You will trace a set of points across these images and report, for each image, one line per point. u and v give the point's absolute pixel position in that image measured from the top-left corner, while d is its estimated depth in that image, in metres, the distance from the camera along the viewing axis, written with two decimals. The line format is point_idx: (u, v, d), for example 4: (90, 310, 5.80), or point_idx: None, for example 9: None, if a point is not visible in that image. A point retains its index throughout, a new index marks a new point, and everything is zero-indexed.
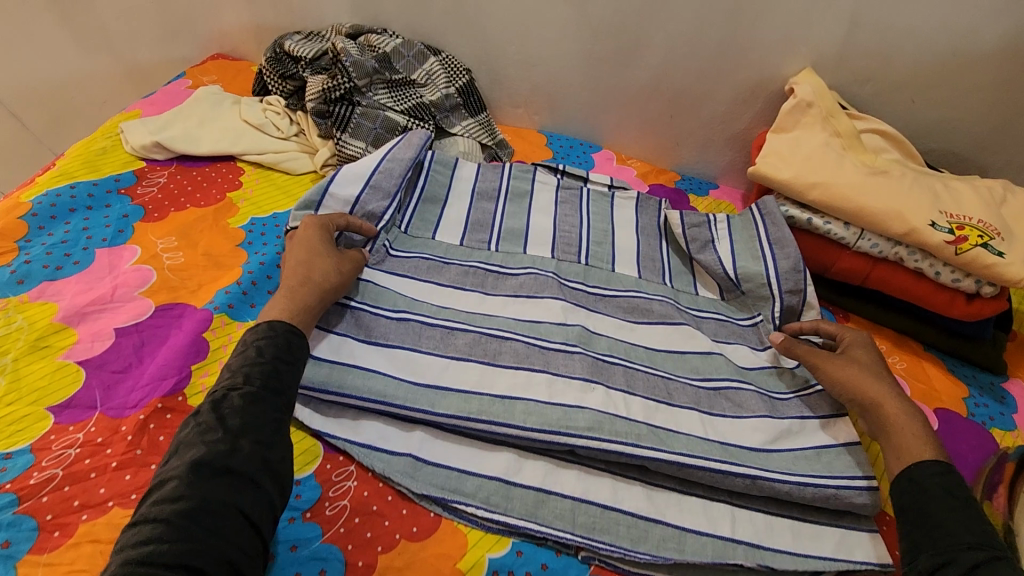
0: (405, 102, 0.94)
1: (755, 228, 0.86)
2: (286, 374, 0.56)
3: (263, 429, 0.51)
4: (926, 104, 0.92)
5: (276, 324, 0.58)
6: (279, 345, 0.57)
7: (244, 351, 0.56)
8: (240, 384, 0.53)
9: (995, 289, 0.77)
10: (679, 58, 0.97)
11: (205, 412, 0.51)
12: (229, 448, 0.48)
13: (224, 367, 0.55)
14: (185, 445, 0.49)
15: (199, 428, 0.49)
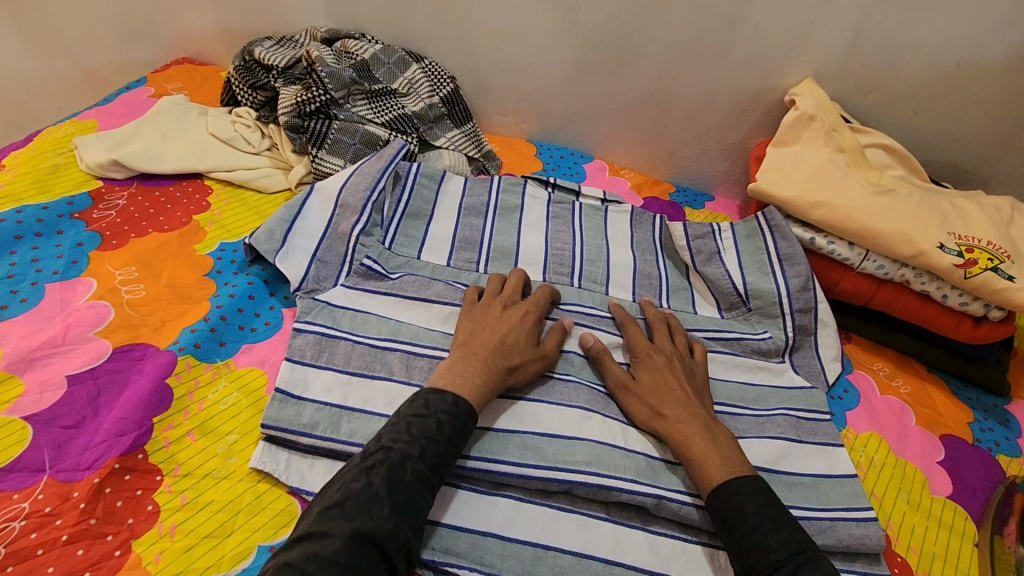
0: (386, 114, 0.88)
1: (762, 239, 0.85)
2: (451, 460, 0.53)
3: (418, 514, 0.49)
4: (929, 116, 0.89)
5: (462, 403, 0.55)
6: (458, 427, 0.54)
7: (427, 418, 0.53)
8: (419, 457, 0.50)
9: (1003, 312, 0.75)
10: (675, 67, 0.93)
11: (379, 472, 0.49)
12: (393, 527, 0.46)
13: (402, 423, 0.53)
14: (352, 501, 0.47)
15: (369, 491, 0.47)
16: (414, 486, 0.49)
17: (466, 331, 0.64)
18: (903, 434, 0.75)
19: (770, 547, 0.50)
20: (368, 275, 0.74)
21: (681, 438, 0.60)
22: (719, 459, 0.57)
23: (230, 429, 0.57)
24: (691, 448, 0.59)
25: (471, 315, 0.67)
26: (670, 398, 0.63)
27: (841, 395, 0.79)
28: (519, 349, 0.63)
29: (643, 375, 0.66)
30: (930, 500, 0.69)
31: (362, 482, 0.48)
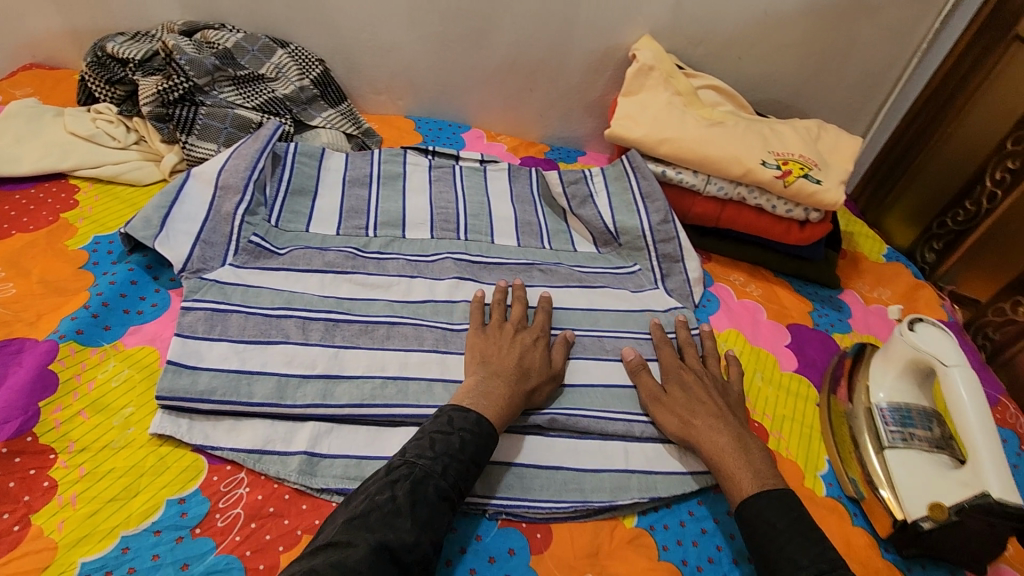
0: (256, 99, 0.90)
1: (628, 180, 0.93)
2: (472, 478, 0.55)
3: (438, 529, 0.51)
4: (750, 59, 1.03)
5: (485, 424, 0.57)
6: (479, 447, 0.56)
7: (450, 436, 0.55)
8: (440, 473, 0.53)
9: (819, 214, 0.89)
10: (531, 35, 1.01)
11: (402, 485, 0.51)
12: (414, 541, 0.49)
13: (425, 440, 0.55)
14: (375, 514, 0.49)
15: (392, 504, 0.50)
16: (435, 503, 0.51)
17: (482, 352, 0.67)
18: (757, 327, 0.87)
19: (801, 563, 0.51)
20: (256, 252, 0.75)
21: (715, 452, 0.61)
22: (752, 474, 0.59)
23: (125, 403, 0.58)
24: (726, 459, 0.60)
25: (485, 335, 0.69)
26: (709, 415, 0.64)
27: (704, 304, 0.90)
28: (536, 370, 0.66)
29: (679, 394, 0.67)
30: (784, 376, 0.81)
31: (386, 494, 0.51)
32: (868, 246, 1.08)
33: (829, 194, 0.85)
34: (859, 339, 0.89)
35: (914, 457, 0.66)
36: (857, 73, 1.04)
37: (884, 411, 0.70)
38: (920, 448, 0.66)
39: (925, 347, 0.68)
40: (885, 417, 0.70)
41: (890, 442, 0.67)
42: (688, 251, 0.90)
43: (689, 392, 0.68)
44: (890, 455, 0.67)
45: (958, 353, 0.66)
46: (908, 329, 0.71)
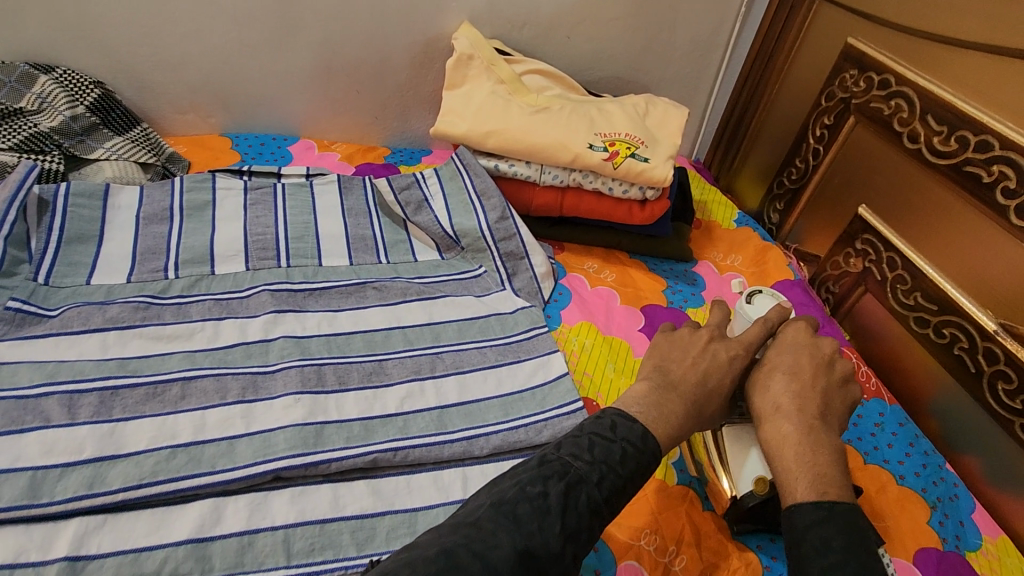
0: (14, 137, 0.77)
1: (462, 179, 0.88)
2: (628, 494, 0.52)
3: (581, 544, 0.47)
4: (577, 39, 1.00)
5: (650, 440, 0.54)
6: (639, 465, 0.53)
7: (611, 444, 0.53)
8: (595, 482, 0.50)
9: (656, 190, 0.87)
10: (342, 32, 0.92)
11: (556, 484, 0.48)
12: (560, 547, 0.46)
13: (586, 440, 0.53)
14: (525, 505, 0.47)
15: (544, 502, 0.47)
16: (586, 514, 0.48)
17: (664, 359, 0.64)
18: (609, 313, 0.85)
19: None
20: (16, 320, 0.64)
21: (775, 439, 0.56)
22: (812, 478, 0.52)
23: None
24: (783, 451, 0.55)
25: (672, 339, 0.66)
26: (791, 395, 0.58)
27: (555, 298, 0.86)
28: (719, 393, 0.62)
29: (778, 354, 0.63)
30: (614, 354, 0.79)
31: (539, 488, 0.48)
32: (720, 213, 1.09)
33: (658, 171, 0.83)
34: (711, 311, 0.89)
35: (747, 433, 0.64)
36: (685, 42, 1.04)
37: None
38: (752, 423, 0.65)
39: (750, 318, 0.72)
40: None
41: (728, 418, 0.65)
42: (533, 246, 0.87)
43: (789, 364, 0.62)
44: (727, 432, 0.65)
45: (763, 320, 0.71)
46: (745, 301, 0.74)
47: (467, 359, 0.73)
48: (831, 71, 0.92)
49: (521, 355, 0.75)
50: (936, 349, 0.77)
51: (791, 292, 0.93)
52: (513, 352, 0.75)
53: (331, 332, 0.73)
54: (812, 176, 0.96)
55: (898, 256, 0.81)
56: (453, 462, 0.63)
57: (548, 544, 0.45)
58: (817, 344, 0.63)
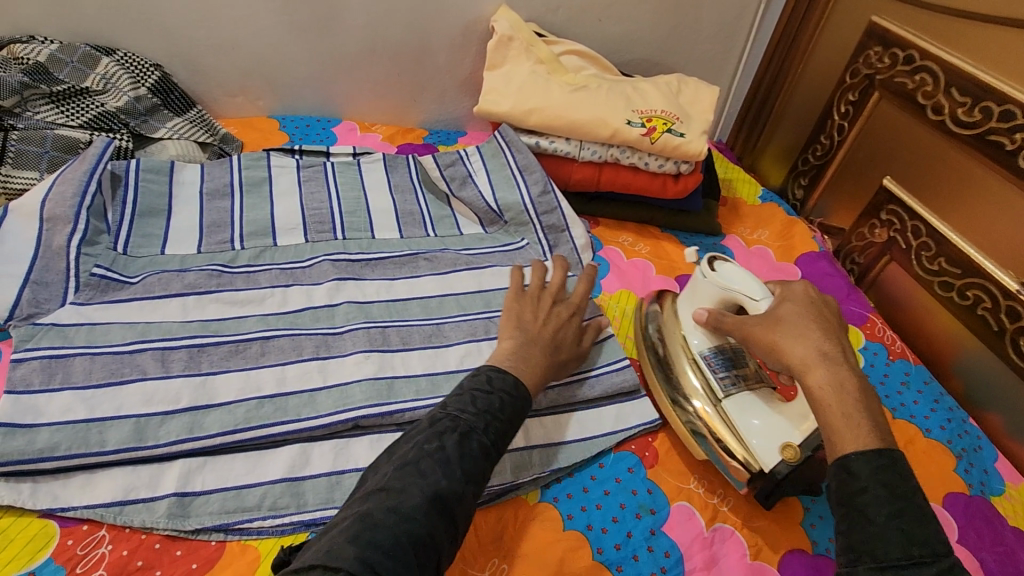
0: (82, 116, 0.81)
1: (504, 156, 0.92)
2: (512, 437, 0.55)
3: (481, 484, 0.50)
4: (609, 21, 1.03)
5: (521, 388, 0.58)
6: (516, 409, 0.56)
7: (490, 395, 0.55)
8: (483, 429, 0.52)
9: (690, 165, 0.92)
10: (384, 16, 0.96)
11: (452, 437, 0.50)
12: (461, 490, 0.48)
13: (467, 395, 0.55)
14: (428, 460, 0.48)
15: (443, 453, 0.49)
16: (481, 458, 0.50)
17: (519, 318, 0.68)
18: (647, 283, 0.89)
19: (914, 539, 0.40)
20: (102, 286, 0.68)
21: (828, 385, 0.49)
22: (872, 423, 0.47)
23: None
24: (841, 396, 0.48)
25: (522, 302, 0.71)
26: (827, 338, 0.53)
27: (595, 268, 0.90)
28: (567, 345, 0.68)
29: (791, 308, 0.57)
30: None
31: (436, 443, 0.50)
32: (745, 190, 1.13)
33: (693, 145, 0.88)
34: None
35: (747, 401, 0.64)
36: (712, 23, 1.07)
37: (708, 359, 0.68)
38: (749, 391, 0.65)
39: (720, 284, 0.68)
40: (711, 365, 0.67)
41: (725, 392, 0.65)
42: (573, 219, 0.91)
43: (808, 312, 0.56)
44: (729, 406, 0.65)
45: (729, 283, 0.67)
46: (710, 270, 0.70)
47: None
48: (855, 49, 0.96)
49: None
50: (961, 311, 0.81)
51: (817, 265, 0.97)
52: None
53: (389, 298, 0.77)
54: (837, 152, 1.00)
55: (923, 225, 0.85)
56: None
57: (453, 489, 0.47)
58: (814, 294, 0.58)
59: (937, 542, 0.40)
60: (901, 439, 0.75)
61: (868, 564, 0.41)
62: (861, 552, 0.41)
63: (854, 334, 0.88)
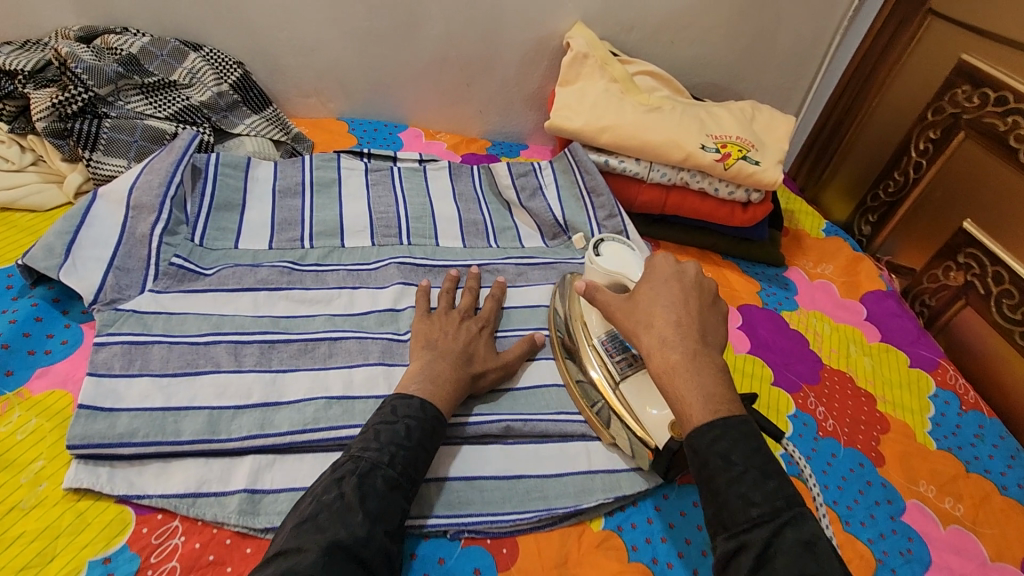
0: (169, 108, 0.83)
1: (574, 174, 0.91)
2: (424, 463, 0.54)
3: (393, 520, 0.49)
4: (682, 44, 1.02)
5: (429, 407, 0.56)
6: (426, 431, 0.55)
7: (395, 426, 0.53)
8: (386, 464, 0.51)
9: (761, 194, 0.91)
10: (459, 27, 0.96)
11: (349, 482, 0.49)
12: (366, 534, 0.46)
13: (370, 432, 0.53)
14: (326, 513, 0.47)
15: (341, 502, 0.47)
16: (387, 493, 0.49)
17: (428, 336, 0.65)
18: None
19: (753, 500, 0.42)
20: (179, 275, 0.69)
21: (663, 370, 0.48)
22: (703, 397, 0.46)
23: (35, 455, 0.53)
24: (674, 383, 0.47)
25: (430, 321, 0.68)
26: (672, 323, 0.50)
27: None
28: (481, 357, 0.65)
29: (648, 289, 0.54)
30: (768, 391, 0.78)
31: (333, 492, 0.48)
32: (809, 223, 1.10)
33: (768, 174, 0.87)
34: (806, 316, 0.91)
35: (643, 380, 0.63)
36: (787, 51, 1.05)
37: (604, 343, 0.66)
38: (644, 373, 0.63)
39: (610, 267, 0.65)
40: (607, 348, 0.65)
41: (621, 373, 0.64)
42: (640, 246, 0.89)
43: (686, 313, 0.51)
44: (627, 388, 0.63)
45: (619, 266, 0.65)
46: (593, 254, 0.66)
47: None
48: (941, 86, 0.94)
49: None
50: None
51: (883, 304, 0.94)
52: None
53: None
54: (911, 190, 0.98)
55: (1005, 271, 0.81)
56: (575, 436, 0.66)
57: (355, 535, 0.46)
58: (677, 269, 0.55)
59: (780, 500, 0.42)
60: (976, 494, 0.72)
61: (720, 535, 0.43)
62: (714, 524, 0.44)
63: (924, 379, 0.85)
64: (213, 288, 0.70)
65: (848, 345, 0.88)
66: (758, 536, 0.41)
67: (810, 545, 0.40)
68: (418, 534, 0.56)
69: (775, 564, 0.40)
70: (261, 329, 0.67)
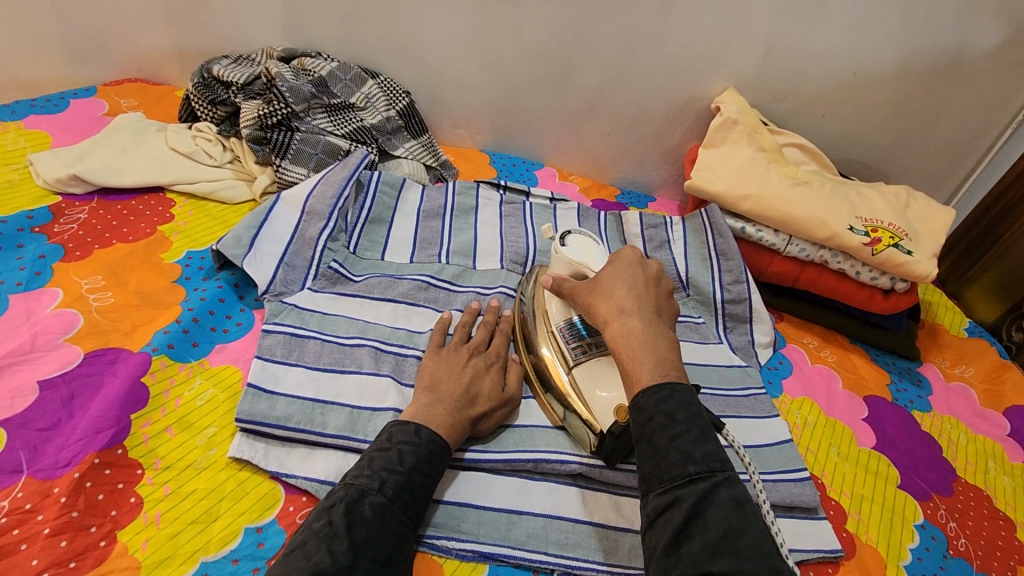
0: (346, 126, 0.92)
1: (705, 235, 0.91)
2: (420, 488, 0.54)
3: (381, 548, 0.49)
4: (835, 120, 1.00)
5: (424, 431, 0.56)
6: (420, 456, 0.55)
7: (388, 451, 0.54)
8: (376, 490, 0.51)
9: (906, 284, 0.87)
10: (611, 82, 1.00)
11: (338, 509, 0.49)
12: (351, 564, 0.46)
13: (364, 459, 0.54)
14: (312, 540, 0.47)
15: (328, 529, 0.48)
16: (374, 522, 0.49)
17: (431, 376, 0.64)
18: (832, 396, 0.84)
19: (692, 457, 0.45)
20: (334, 278, 0.77)
21: (621, 334, 0.53)
22: (653, 361, 0.51)
23: (209, 423, 0.59)
24: (630, 345, 0.52)
25: (439, 359, 0.66)
26: (630, 295, 0.56)
27: (775, 366, 0.87)
28: (484, 397, 0.63)
29: None
30: (891, 493, 0.73)
31: (322, 520, 0.49)
32: (948, 318, 1.03)
33: (920, 267, 0.83)
34: (940, 420, 0.85)
35: (596, 366, 0.65)
36: (948, 138, 1.00)
37: (561, 331, 0.68)
38: (602, 359, 0.65)
39: (574, 257, 0.67)
40: (564, 336, 0.68)
41: (575, 359, 0.66)
42: (764, 316, 0.88)
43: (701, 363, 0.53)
44: (579, 375, 0.65)
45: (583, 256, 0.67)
46: (558, 244, 0.69)
47: None
48: None
49: (750, 409, 0.77)
50: None
51: None
52: (765, 405, 0.78)
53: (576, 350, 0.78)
54: None
55: None
56: None
57: (339, 566, 0.46)
58: (641, 260, 0.61)
59: (714, 459, 0.45)
60: None
61: (656, 487, 0.45)
62: (650, 479, 0.46)
63: None
64: (363, 295, 0.76)
65: (986, 461, 0.81)
66: (694, 491, 0.44)
67: (740, 503, 0.43)
68: (528, 567, 0.58)
69: (707, 517, 0.42)
70: (402, 340, 0.72)
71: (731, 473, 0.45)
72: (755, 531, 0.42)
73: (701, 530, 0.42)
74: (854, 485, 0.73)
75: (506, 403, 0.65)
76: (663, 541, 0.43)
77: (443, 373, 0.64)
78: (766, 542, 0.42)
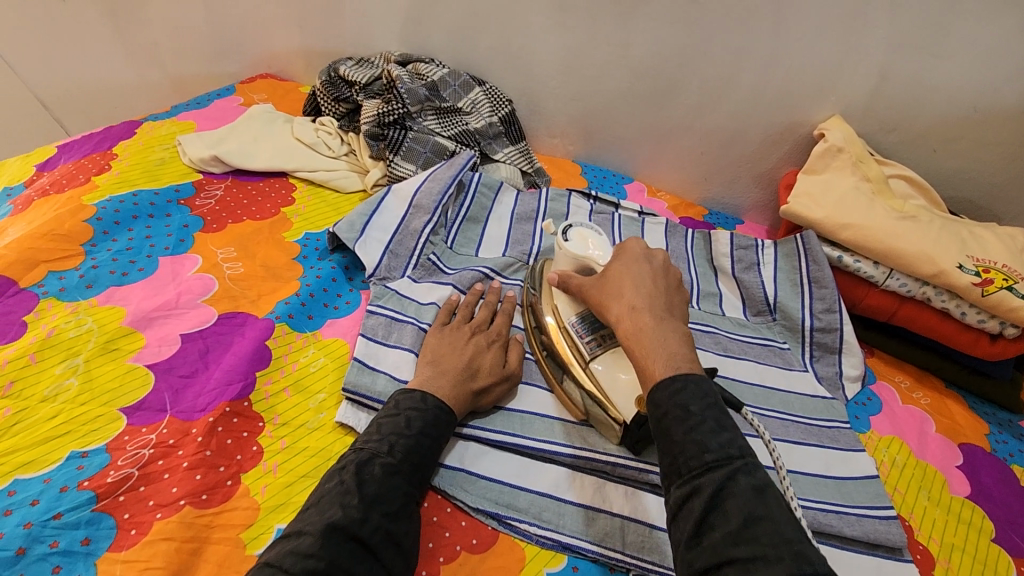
0: (453, 129, 0.98)
1: (798, 261, 0.90)
2: (427, 452, 0.57)
3: (391, 503, 0.51)
4: (947, 154, 0.96)
5: (429, 399, 0.60)
6: (426, 421, 0.58)
7: (395, 417, 0.58)
8: (383, 452, 0.54)
9: (1018, 330, 0.81)
10: (712, 102, 1.01)
11: (349, 470, 0.53)
12: (361, 516, 0.49)
13: (374, 425, 0.58)
14: (325, 497, 0.50)
15: (340, 486, 0.51)
16: (383, 479, 0.52)
17: (435, 352, 0.67)
18: (923, 440, 0.80)
19: (708, 447, 0.45)
20: (431, 269, 0.81)
21: (630, 332, 0.55)
22: (665, 356, 0.52)
23: (319, 389, 0.65)
24: (640, 339, 0.54)
25: (441, 336, 0.69)
26: (641, 294, 0.58)
27: (864, 402, 0.84)
28: (486, 371, 0.66)
29: None
30: (986, 547, 0.69)
31: (335, 480, 0.52)
32: None
33: None
34: None
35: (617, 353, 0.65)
36: None
37: (574, 327, 0.68)
38: (614, 348, 0.65)
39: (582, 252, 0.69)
40: (576, 329, 0.68)
41: (591, 353, 0.66)
42: (853, 347, 0.85)
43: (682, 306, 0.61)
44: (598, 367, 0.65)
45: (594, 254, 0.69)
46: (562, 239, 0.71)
47: (768, 426, 0.75)
48: None
49: (833, 441, 0.75)
50: None
51: None
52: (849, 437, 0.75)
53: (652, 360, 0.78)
54: None
55: None
56: None
57: (351, 518, 0.48)
58: (646, 253, 0.64)
59: (728, 445, 0.45)
60: None
61: (675, 480, 0.46)
62: (670, 473, 0.47)
63: None
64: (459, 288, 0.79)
65: None
66: (711, 479, 0.44)
67: (761, 490, 0.43)
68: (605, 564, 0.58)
69: (726, 505, 0.42)
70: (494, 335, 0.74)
71: (749, 460, 0.45)
72: (777, 517, 0.42)
73: (722, 520, 0.42)
74: (943, 533, 0.70)
75: (506, 381, 0.67)
76: (684, 534, 0.43)
77: (444, 351, 0.66)
78: (788, 526, 0.41)
